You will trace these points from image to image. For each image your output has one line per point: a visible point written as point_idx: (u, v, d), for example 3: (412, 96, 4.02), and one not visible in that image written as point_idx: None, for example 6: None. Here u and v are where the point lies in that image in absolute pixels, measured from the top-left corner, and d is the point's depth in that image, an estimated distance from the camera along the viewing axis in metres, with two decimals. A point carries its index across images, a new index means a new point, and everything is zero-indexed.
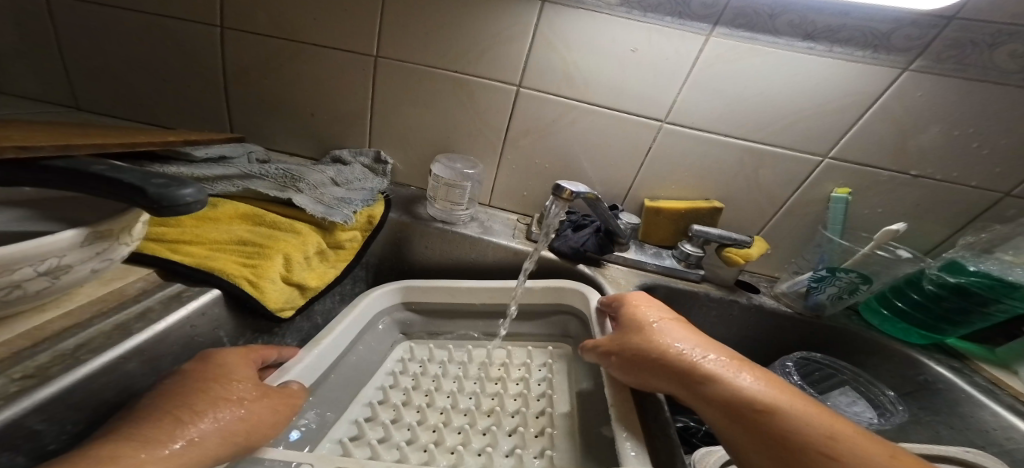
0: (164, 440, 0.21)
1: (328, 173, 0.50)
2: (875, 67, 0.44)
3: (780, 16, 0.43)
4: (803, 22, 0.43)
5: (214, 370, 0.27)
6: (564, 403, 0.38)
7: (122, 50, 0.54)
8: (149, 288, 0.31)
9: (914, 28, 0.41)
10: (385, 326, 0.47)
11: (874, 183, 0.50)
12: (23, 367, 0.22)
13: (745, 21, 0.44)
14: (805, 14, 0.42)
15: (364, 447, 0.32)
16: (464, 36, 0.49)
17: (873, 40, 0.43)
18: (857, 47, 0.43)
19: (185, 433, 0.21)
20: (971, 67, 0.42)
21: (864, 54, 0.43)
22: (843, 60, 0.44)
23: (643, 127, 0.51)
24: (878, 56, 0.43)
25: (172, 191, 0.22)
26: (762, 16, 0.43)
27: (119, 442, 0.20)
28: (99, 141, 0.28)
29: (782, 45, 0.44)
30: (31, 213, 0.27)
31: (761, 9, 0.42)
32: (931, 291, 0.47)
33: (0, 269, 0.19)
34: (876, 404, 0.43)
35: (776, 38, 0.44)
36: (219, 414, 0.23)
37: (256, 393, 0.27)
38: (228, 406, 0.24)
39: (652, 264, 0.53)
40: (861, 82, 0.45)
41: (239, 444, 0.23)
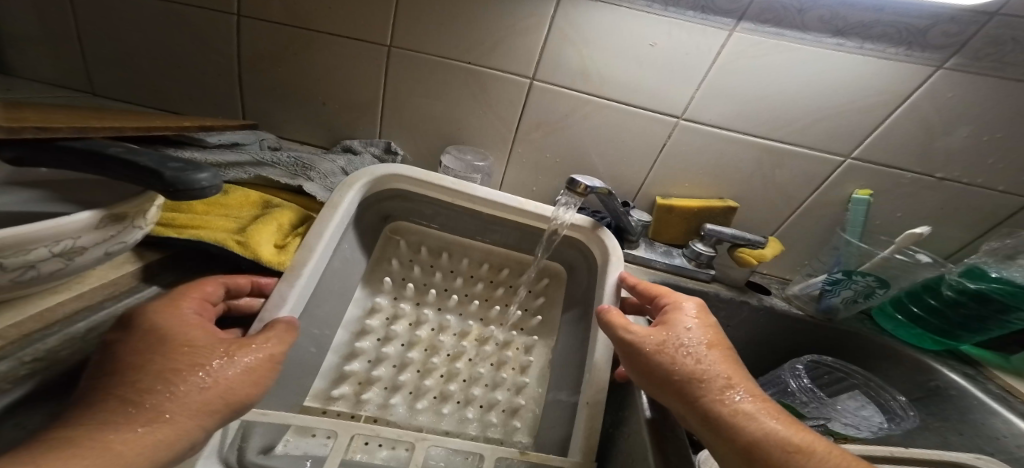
0: (130, 420, 0.19)
1: (338, 162, 0.50)
2: (906, 64, 0.42)
3: (809, 12, 0.41)
4: (833, 17, 0.41)
5: (163, 337, 0.23)
6: (541, 359, 0.42)
7: (137, 36, 0.54)
8: (160, 273, 0.31)
9: (953, 24, 0.40)
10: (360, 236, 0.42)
11: (895, 186, 0.49)
12: (34, 349, 0.23)
13: (771, 16, 0.42)
14: (836, 10, 0.41)
15: (353, 384, 0.37)
16: (480, 27, 0.49)
17: (908, 36, 0.41)
18: (889, 44, 0.42)
19: (148, 413, 0.19)
20: (1009, 66, 0.41)
21: (897, 50, 0.42)
22: (874, 57, 0.43)
23: (660, 123, 0.50)
24: (911, 53, 0.42)
25: (188, 175, 0.22)
26: (790, 12, 0.42)
27: (89, 424, 0.19)
28: (117, 124, 0.28)
29: (809, 41, 0.43)
30: (45, 195, 0.27)
31: (789, 4, 0.41)
32: (950, 297, 0.45)
33: (16, 248, 0.19)
34: (886, 409, 0.43)
35: (804, 33, 0.43)
36: (180, 385, 0.21)
37: (222, 350, 0.23)
38: (185, 375, 0.21)
39: (662, 262, 0.53)
40: (890, 81, 0.43)
41: (218, 411, 0.22)
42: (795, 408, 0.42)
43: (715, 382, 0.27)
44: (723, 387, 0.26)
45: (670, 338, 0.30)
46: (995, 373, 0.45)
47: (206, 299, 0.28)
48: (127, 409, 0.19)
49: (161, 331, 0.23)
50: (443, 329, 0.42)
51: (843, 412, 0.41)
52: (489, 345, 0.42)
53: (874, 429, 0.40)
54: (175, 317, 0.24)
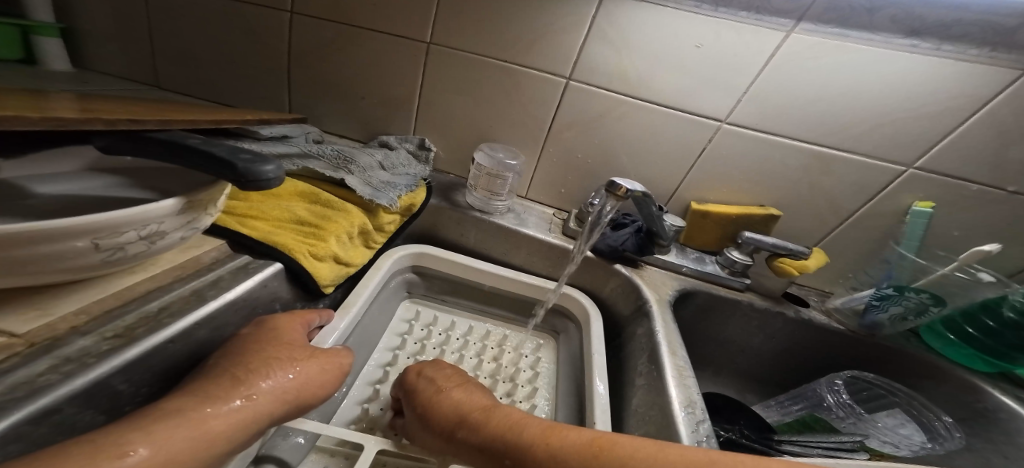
0: (227, 396, 0.23)
1: (375, 156, 0.51)
2: (988, 67, 0.40)
3: (880, 11, 0.40)
4: (907, 17, 0.39)
5: (268, 336, 0.28)
6: (549, 391, 0.41)
7: (198, 33, 0.58)
8: (220, 258, 0.33)
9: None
10: (393, 286, 0.48)
11: (956, 198, 0.47)
12: (114, 327, 0.25)
13: (835, 15, 0.41)
14: (912, 9, 0.39)
15: (380, 410, 0.35)
16: (521, 25, 0.49)
17: (993, 36, 0.39)
18: (971, 44, 0.40)
19: (246, 390, 0.24)
20: None
21: (979, 52, 0.40)
22: (950, 58, 0.40)
23: (700, 127, 0.49)
24: (996, 55, 0.39)
25: (257, 167, 0.23)
26: (858, 11, 0.40)
27: (187, 396, 0.22)
28: (190, 117, 0.31)
29: (878, 41, 0.41)
30: (124, 181, 0.29)
31: (857, 4, 0.40)
32: (1010, 319, 0.42)
33: (109, 232, 0.21)
34: (927, 428, 0.41)
35: (872, 34, 0.41)
36: (274, 374, 0.26)
37: (308, 353, 0.29)
38: (280, 367, 0.26)
39: (689, 268, 0.52)
40: (963, 85, 0.41)
41: (291, 402, 0.26)
42: (829, 421, 0.41)
43: (501, 430, 0.27)
44: (502, 431, 0.26)
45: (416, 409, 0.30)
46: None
47: (305, 322, 0.33)
48: (236, 383, 0.24)
49: (267, 333, 0.29)
50: (461, 359, 0.42)
51: (882, 429, 0.40)
52: (501, 374, 0.41)
53: (915, 448, 0.39)
54: (285, 323, 0.30)
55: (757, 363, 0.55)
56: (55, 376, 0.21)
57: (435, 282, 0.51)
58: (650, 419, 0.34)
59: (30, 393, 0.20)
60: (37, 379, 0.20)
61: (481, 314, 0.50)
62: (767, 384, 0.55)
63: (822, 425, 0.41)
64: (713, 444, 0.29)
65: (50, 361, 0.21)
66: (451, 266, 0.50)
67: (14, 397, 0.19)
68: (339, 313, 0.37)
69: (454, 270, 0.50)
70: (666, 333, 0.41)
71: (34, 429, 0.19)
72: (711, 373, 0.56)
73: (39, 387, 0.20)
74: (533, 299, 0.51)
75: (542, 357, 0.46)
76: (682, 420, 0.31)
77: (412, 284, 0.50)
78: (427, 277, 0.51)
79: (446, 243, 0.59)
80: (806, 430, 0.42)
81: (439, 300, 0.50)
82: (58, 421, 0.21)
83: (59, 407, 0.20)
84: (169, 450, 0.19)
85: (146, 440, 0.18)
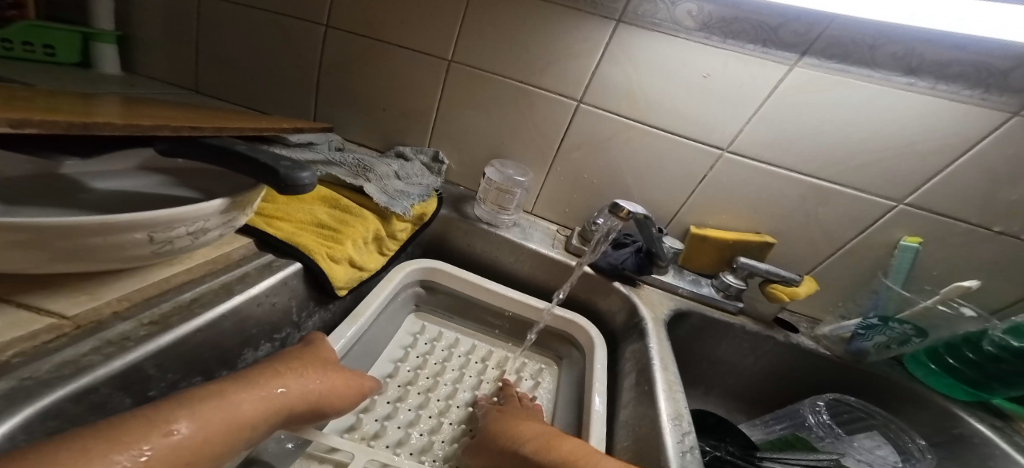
0: (267, 385, 0.27)
1: (393, 166, 0.54)
2: (980, 108, 0.42)
3: (882, 48, 0.42)
4: (908, 54, 0.42)
5: (303, 350, 0.33)
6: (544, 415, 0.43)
7: (238, 43, 0.62)
8: (247, 255, 0.36)
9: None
10: (403, 299, 0.50)
11: (948, 235, 0.49)
12: (150, 314, 0.27)
13: (838, 51, 0.44)
14: (911, 47, 0.42)
15: (373, 420, 0.36)
16: (539, 49, 0.52)
17: (988, 77, 0.41)
18: (965, 85, 0.42)
19: (283, 382, 0.28)
20: None
21: (972, 93, 0.42)
22: (946, 98, 0.43)
23: (704, 154, 0.52)
24: (986, 96, 0.42)
25: (295, 173, 0.26)
26: (861, 47, 0.43)
27: (231, 379, 0.26)
28: (235, 125, 0.34)
29: (879, 78, 0.44)
30: (171, 182, 0.32)
31: (860, 40, 0.43)
32: (990, 352, 0.44)
33: (165, 225, 0.23)
34: (902, 450, 0.42)
35: (873, 70, 0.44)
36: (306, 376, 0.29)
37: (337, 368, 0.33)
38: (314, 373, 0.30)
39: (687, 289, 0.54)
40: (957, 126, 0.44)
41: (312, 403, 0.29)
42: (810, 441, 0.43)
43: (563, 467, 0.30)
44: (562, 457, 0.30)
45: (494, 433, 0.34)
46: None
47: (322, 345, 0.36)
48: (273, 379, 0.28)
49: (304, 347, 0.33)
50: (461, 377, 0.44)
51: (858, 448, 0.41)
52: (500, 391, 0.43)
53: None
54: (320, 340, 0.35)
55: (747, 385, 0.56)
56: (97, 357, 0.23)
57: (442, 297, 0.53)
58: (638, 429, 0.35)
59: (74, 371, 0.21)
60: (81, 359, 0.22)
61: (484, 332, 0.52)
62: (757, 406, 0.56)
63: (803, 443, 0.43)
64: (696, 455, 0.31)
65: (93, 342, 0.23)
66: (460, 282, 0.52)
67: (61, 374, 0.21)
68: (347, 322, 0.39)
69: (462, 286, 0.52)
70: (659, 349, 0.43)
71: (75, 405, 0.21)
72: (701, 392, 0.58)
73: (83, 366, 0.22)
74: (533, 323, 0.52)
75: (542, 382, 0.47)
76: (670, 429, 0.33)
77: (419, 297, 0.52)
78: (436, 292, 0.53)
79: (453, 253, 0.61)
80: (787, 448, 0.44)
81: (444, 316, 0.53)
82: (94, 400, 0.22)
83: (97, 387, 0.22)
84: (205, 426, 0.21)
85: (189, 415, 0.21)
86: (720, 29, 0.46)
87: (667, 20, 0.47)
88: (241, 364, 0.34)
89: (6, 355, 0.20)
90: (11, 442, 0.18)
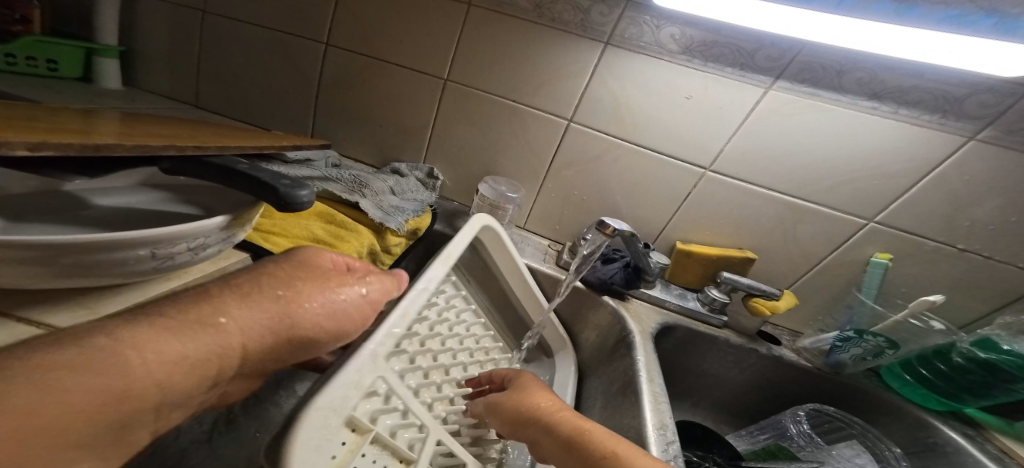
0: (264, 302, 0.22)
1: (388, 182, 0.56)
2: (939, 132, 0.45)
3: (847, 73, 0.46)
4: (870, 80, 0.45)
5: (314, 263, 0.27)
6: None
7: (240, 60, 0.64)
8: (242, 270, 0.36)
9: (990, 93, 0.43)
10: None
11: (918, 252, 0.51)
12: None
13: (809, 76, 0.47)
14: (873, 73, 0.45)
15: None
16: (530, 70, 0.55)
17: (944, 104, 0.44)
18: (924, 110, 0.45)
19: (286, 298, 0.23)
20: None
21: (931, 118, 0.45)
22: (907, 122, 0.46)
23: (687, 171, 0.54)
24: (944, 121, 0.45)
25: (295, 192, 0.27)
26: (829, 72, 0.46)
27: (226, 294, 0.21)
28: (237, 144, 0.35)
29: (845, 102, 0.47)
30: (172, 198, 0.33)
31: (828, 65, 0.46)
32: (959, 364, 0.46)
33: (167, 241, 0.24)
34: (880, 458, 0.43)
35: (840, 95, 0.47)
36: (323, 295, 0.25)
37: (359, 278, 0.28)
38: (334, 288, 0.25)
39: (674, 303, 0.55)
40: (921, 148, 0.46)
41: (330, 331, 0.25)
42: (792, 450, 0.44)
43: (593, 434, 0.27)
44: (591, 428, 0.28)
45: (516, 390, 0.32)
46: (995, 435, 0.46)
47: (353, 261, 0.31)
48: (272, 289, 0.23)
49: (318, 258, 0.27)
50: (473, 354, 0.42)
51: (838, 456, 0.43)
52: None
53: None
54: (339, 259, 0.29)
55: (735, 397, 0.57)
56: None
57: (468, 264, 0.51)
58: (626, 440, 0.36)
59: None
60: None
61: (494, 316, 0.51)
62: (744, 420, 0.57)
63: (785, 453, 0.44)
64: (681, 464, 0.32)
65: None
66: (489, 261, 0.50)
67: None
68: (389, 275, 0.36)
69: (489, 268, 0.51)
70: (645, 362, 0.44)
71: None
72: (690, 404, 0.58)
73: None
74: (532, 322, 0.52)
75: None
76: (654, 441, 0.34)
77: None
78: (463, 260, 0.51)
79: None
80: (771, 458, 0.45)
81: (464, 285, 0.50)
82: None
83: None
84: (235, 351, 0.20)
85: (230, 338, 0.20)
86: (701, 52, 0.49)
87: (652, 44, 0.50)
88: None
89: None
90: None
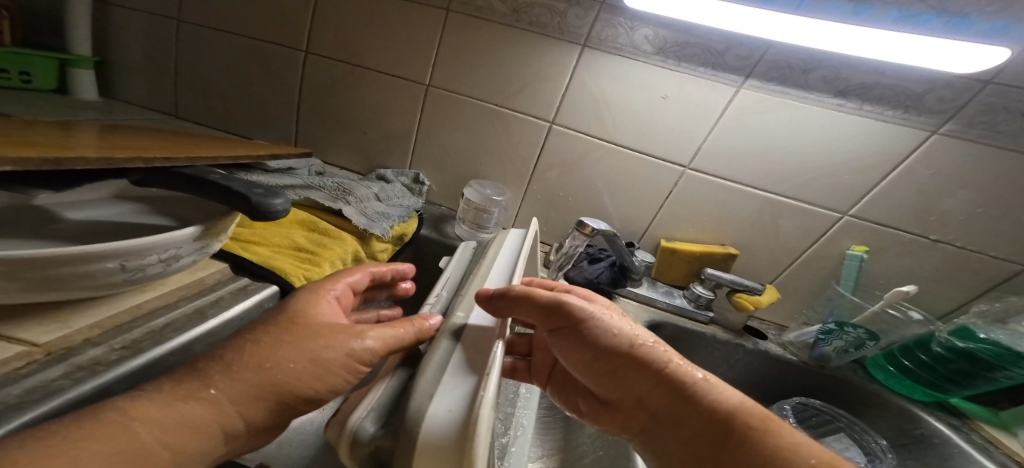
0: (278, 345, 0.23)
1: (372, 189, 0.56)
2: (906, 126, 0.47)
3: (814, 72, 0.47)
4: (836, 78, 0.46)
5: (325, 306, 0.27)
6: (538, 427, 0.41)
7: (220, 69, 0.64)
8: (223, 280, 0.35)
9: (949, 89, 0.44)
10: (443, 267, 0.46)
11: (895, 243, 0.52)
12: (122, 339, 0.26)
13: (778, 74, 0.48)
14: (839, 71, 0.46)
15: None
16: (509, 74, 0.56)
17: (907, 100, 0.46)
18: (889, 107, 0.46)
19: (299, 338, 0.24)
20: (1000, 135, 0.45)
21: (896, 113, 0.46)
22: (874, 118, 0.47)
23: (668, 170, 0.55)
24: (909, 116, 0.46)
25: (268, 200, 0.27)
26: (797, 71, 0.47)
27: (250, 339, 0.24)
28: (213, 154, 0.35)
29: (813, 99, 0.48)
30: (148, 209, 0.33)
31: (796, 64, 0.47)
32: (939, 354, 0.46)
33: (136, 254, 0.24)
34: (867, 451, 0.44)
35: (808, 92, 0.48)
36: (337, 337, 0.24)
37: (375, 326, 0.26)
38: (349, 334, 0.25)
39: (662, 301, 0.56)
40: (891, 142, 0.48)
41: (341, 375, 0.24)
42: None
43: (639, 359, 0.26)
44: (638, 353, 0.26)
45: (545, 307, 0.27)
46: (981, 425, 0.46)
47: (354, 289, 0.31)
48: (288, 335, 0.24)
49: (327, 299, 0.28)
50: None
51: None
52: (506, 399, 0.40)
53: None
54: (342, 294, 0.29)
55: None
56: (67, 382, 0.22)
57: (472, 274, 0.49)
58: None
59: (42, 396, 0.21)
60: (51, 384, 0.22)
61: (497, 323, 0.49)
62: None
63: None
64: None
65: (63, 369, 0.23)
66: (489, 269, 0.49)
67: (30, 398, 0.21)
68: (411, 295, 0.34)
69: None
70: None
71: None
72: None
73: (52, 391, 0.22)
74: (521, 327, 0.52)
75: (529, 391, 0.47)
76: None
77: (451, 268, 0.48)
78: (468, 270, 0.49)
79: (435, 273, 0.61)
80: None
81: None
82: None
83: (66, 410, 0.22)
84: (224, 423, 0.21)
85: (223, 408, 0.21)
86: (674, 53, 0.49)
87: (628, 46, 0.50)
88: None
89: None
90: None
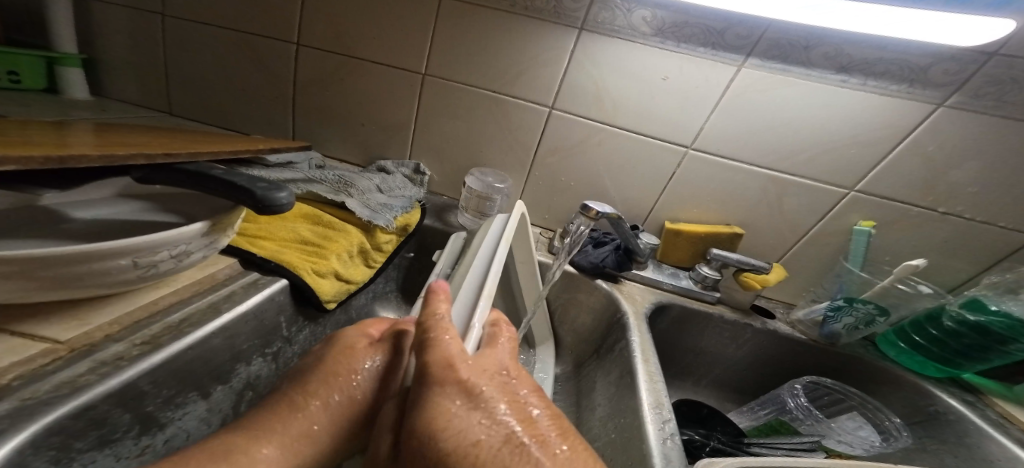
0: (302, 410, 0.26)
1: (374, 180, 0.55)
2: (910, 100, 0.45)
3: (814, 49, 0.45)
4: (837, 54, 0.45)
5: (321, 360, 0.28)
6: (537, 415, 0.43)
7: (212, 65, 0.63)
8: (232, 275, 0.36)
9: (954, 62, 0.43)
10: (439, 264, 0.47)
11: (901, 218, 0.51)
12: (142, 334, 0.27)
13: (778, 52, 0.47)
14: (840, 47, 0.45)
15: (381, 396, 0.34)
16: (505, 58, 0.54)
17: (910, 74, 0.44)
18: (892, 81, 0.45)
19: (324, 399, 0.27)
20: (1011, 105, 0.43)
21: (900, 88, 0.45)
22: (879, 93, 0.46)
23: (669, 151, 0.54)
24: (913, 90, 0.45)
25: (272, 194, 0.27)
26: (797, 48, 0.46)
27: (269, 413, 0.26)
28: (213, 149, 0.35)
29: (815, 76, 0.47)
30: (153, 207, 0.33)
31: (796, 40, 0.45)
32: (951, 328, 0.46)
33: (148, 251, 0.24)
34: (882, 429, 0.44)
35: (809, 69, 0.47)
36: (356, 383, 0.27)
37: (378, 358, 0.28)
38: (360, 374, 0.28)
39: (669, 283, 0.56)
40: (897, 115, 0.46)
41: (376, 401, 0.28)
42: (791, 424, 0.44)
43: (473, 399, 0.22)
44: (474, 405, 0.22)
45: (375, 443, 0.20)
46: (995, 400, 0.46)
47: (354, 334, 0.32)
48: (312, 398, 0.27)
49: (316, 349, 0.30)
50: None
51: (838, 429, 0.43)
52: None
53: (867, 447, 0.42)
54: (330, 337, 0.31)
55: (735, 373, 0.57)
56: (94, 377, 0.23)
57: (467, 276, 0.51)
58: (623, 423, 0.36)
59: (72, 391, 0.22)
60: (78, 379, 0.23)
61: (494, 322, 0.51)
62: (747, 395, 0.57)
63: (786, 428, 0.44)
64: (677, 442, 0.32)
65: (88, 364, 0.24)
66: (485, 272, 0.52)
67: (60, 393, 0.22)
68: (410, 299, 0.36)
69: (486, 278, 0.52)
70: (640, 343, 0.44)
71: (74, 422, 0.22)
72: (691, 383, 0.58)
73: (80, 386, 0.22)
74: (525, 313, 0.52)
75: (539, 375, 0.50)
76: (653, 429, 0.33)
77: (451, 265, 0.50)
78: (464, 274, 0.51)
79: None
80: (772, 432, 0.45)
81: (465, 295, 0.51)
82: (91, 416, 0.23)
83: (95, 404, 0.23)
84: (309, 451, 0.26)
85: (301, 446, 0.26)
86: (673, 33, 0.48)
87: (625, 27, 0.49)
88: (236, 380, 0.33)
89: (4, 379, 0.21)
90: (19, 457, 0.19)
